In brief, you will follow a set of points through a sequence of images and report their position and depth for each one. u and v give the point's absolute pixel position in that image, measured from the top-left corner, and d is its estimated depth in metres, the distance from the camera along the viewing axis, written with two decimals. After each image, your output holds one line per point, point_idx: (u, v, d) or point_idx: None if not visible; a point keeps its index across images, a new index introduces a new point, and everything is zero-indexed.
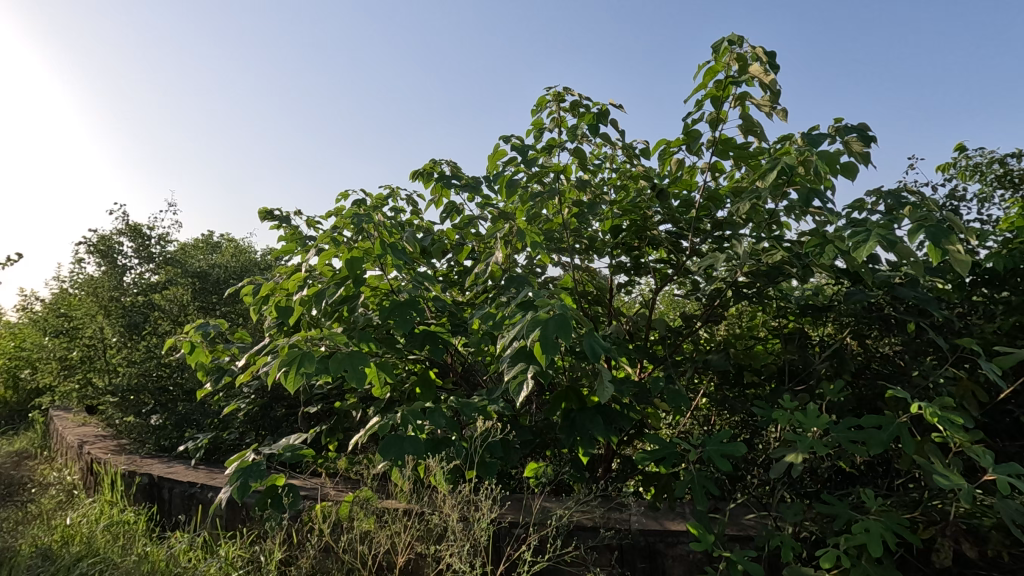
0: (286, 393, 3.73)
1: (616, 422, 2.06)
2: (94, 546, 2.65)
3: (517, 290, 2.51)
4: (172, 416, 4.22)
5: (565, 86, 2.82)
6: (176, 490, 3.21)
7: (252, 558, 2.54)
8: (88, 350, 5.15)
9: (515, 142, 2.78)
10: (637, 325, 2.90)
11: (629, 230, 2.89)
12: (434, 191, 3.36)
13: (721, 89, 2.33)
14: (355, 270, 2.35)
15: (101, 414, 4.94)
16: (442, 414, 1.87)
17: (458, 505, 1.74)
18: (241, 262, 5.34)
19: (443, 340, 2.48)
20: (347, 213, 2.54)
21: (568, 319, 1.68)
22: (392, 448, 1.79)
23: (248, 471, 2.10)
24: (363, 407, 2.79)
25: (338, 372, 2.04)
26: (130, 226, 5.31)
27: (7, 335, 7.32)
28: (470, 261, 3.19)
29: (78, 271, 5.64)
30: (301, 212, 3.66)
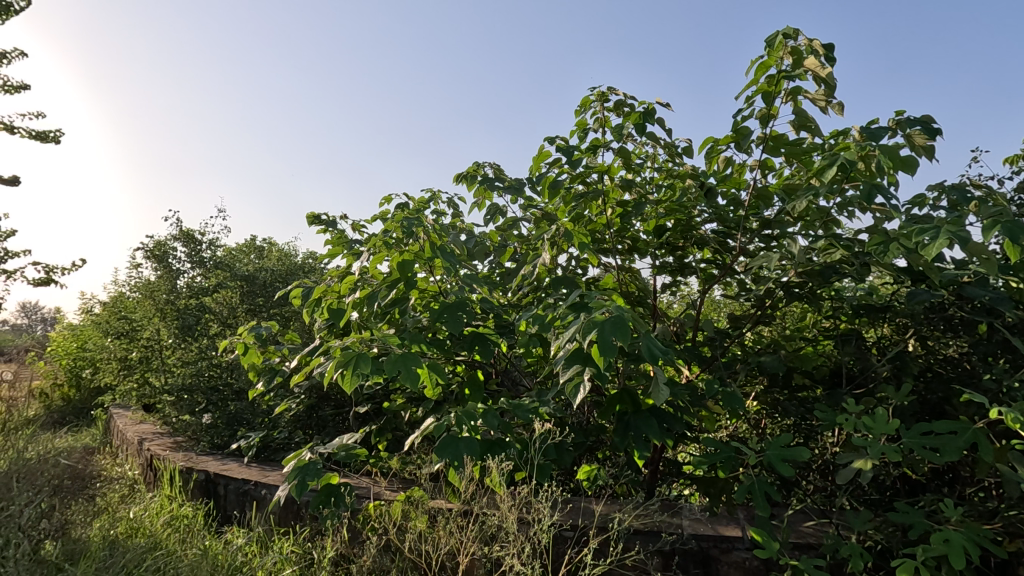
0: (333, 393, 3.82)
1: (670, 425, 2.03)
2: (161, 538, 2.77)
3: (565, 291, 2.51)
4: (225, 414, 4.37)
5: (609, 86, 2.81)
6: (231, 486, 3.32)
7: (307, 554, 2.60)
8: (146, 351, 5.41)
9: (559, 143, 2.78)
10: (684, 326, 2.86)
11: (674, 230, 2.85)
12: (477, 194, 3.38)
13: (774, 85, 2.27)
14: (406, 273, 2.39)
15: (158, 412, 5.16)
16: (496, 415, 1.88)
17: (517, 507, 1.74)
18: (286, 265, 5.47)
19: (491, 341, 2.49)
20: (396, 216, 2.59)
21: (625, 320, 1.66)
22: (448, 449, 1.80)
23: (306, 469, 2.15)
24: (411, 407, 2.83)
25: (393, 373, 2.08)
26: (183, 231, 5.53)
27: (70, 337, 7.73)
28: (512, 263, 3.20)
29: (135, 275, 5.92)
30: (346, 216, 3.75)
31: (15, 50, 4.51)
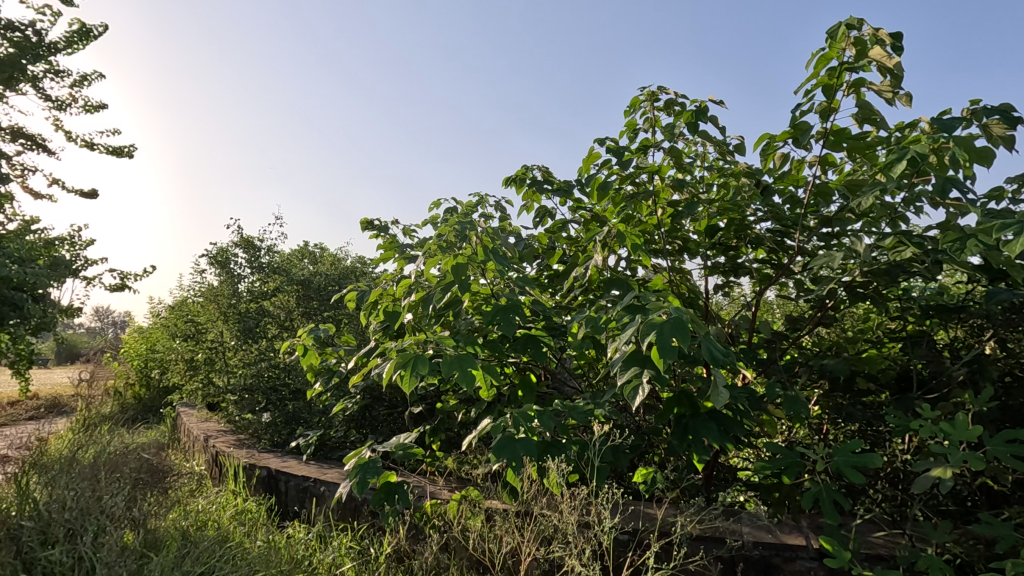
0: (386, 394, 3.92)
1: (731, 429, 1.98)
2: (230, 529, 2.92)
3: (619, 292, 2.49)
4: (284, 413, 4.56)
5: (659, 85, 2.78)
6: (292, 483, 3.45)
7: (365, 550, 2.68)
8: (211, 352, 5.71)
9: (609, 145, 2.76)
10: (739, 327, 2.79)
11: (728, 230, 2.78)
12: (526, 197, 3.40)
13: (835, 77, 2.19)
14: (461, 276, 2.43)
15: (222, 410, 5.43)
16: (552, 416, 1.88)
17: (577, 509, 1.74)
18: (339, 270, 5.64)
19: (544, 343, 2.50)
20: (449, 221, 2.64)
21: (684, 322, 1.64)
22: (505, 450, 1.82)
23: (366, 468, 2.21)
24: (464, 408, 2.88)
25: (449, 374, 2.12)
26: (244, 238, 5.79)
27: (141, 338, 8.24)
28: (561, 265, 3.21)
29: (200, 281, 6.25)
30: (398, 221, 3.84)
31: (94, 73, 4.83)
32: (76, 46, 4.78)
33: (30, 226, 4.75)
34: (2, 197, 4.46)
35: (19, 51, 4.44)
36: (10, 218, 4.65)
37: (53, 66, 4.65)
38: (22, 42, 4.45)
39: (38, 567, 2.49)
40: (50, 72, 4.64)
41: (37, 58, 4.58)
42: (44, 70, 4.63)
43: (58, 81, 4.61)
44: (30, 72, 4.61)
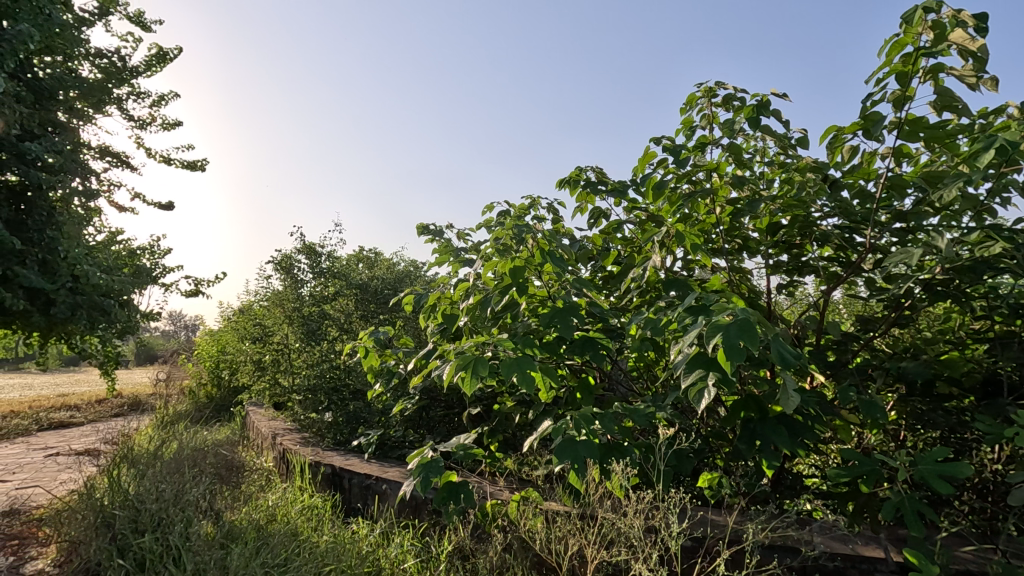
0: (443, 395, 4.00)
1: (802, 434, 1.91)
2: (300, 522, 3.06)
3: (678, 293, 2.43)
4: (345, 412, 4.73)
5: (717, 81, 2.71)
6: (355, 480, 3.57)
7: (428, 547, 2.74)
8: (278, 354, 5.99)
9: (665, 144, 2.72)
10: (806, 329, 2.68)
11: (792, 227, 2.67)
12: (580, 198, 3.39)
13: (910, 64, 2.07)
14: (518, 279, 2.45)
15: (287, 409, 5.69)
16: (614, 419, 1.87)
17: (642, 512, 1.72)
18: (395, 274, 5.81)
19: (601, 345, 2.48)
20: (505, 224, 2.66)
21: (752, 324, 1.60)
22: (567, 452, 1.82)
23: (429, 467, 2.26)
24: (522, 410, 2.91)
25: (508, 376, 2.14)
26: (306, 244, 6.04)
27: (212, 341, 8.73)
28: (616, 267, 3.17)
29: (266, 286, 6.57)
30: (452, 225, 3.91)
31: (171, 93, 5.17)
32: (155, 68, 5.13)
33: (116, 237, 5.13)
34: (92, 211, 4.84)
35: (106, 75, 4.81)
36: (99, 230, 5.04)
37: (135, 89, 5.01)
38: (108, 68, 4.83)
39: (131, 552, 2.70)
40: (132, 94, 5.00)
41: (121, 82, 4.95)
42: (127, 93, 4.99)
43: (139, 102, 4.95)
44: (115, 95, 4.98)
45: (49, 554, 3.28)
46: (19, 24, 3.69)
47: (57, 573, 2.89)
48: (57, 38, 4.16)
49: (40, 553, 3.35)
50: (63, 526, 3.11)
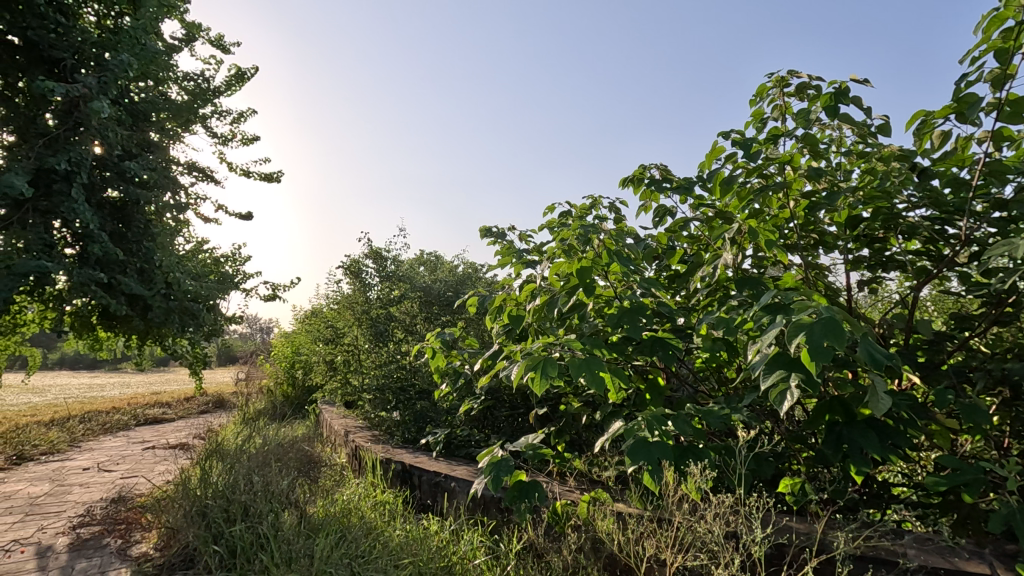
0: (507, 395, 4.05)
1: (893, 439, 1.81)
2: (374, 514, 3.19)
3: (752, 291, 2.34)
4: (412, 412, 4.88)
5: (789, 70, 2.60)
6: (425, 477, 3.68)
7: (498, 545, 2.79)
8: (348, 355, 6.25)
9: (735, 138, 2.64)
10: (893, 328, 2.52)
11: (876, 220, 2.52)
12: (643, 197, 3.34)
13: (1010, 40, 1.91)
14: (584, 279, 2.44)
15: (358, 408, 5.93)
16: (687, 420, 1.84)
17: (722, 517, 1.67)
18: (458, 277, 5.91)
19: (671, 345, 2.43)
20: (570, 225, 2.66)
21: (837, 323, 1.52)
22: (640, 453, 1.79)
23: (499, 465, 2.28)
24: (589, 411, 2.90)
25: (577, 376, 2.14)
26: (372, 249, 6.27)
27: (288, 342, 9.23)
28: (683, 265, 3.10)
29: (336, 289, 6.87)
30: (514, 227, 3.95)
31: (249, 109, 5.51)
32: (234, 87, 5.48)
33: (202, 247, 5.52)
34: (182, 223, 5.24)
35: (193, 96, 5.20)
36: (188, 240, 5.44)
37: (218, 107, 5.38)
38: (195, 89, 5.22)
39: (224, 539, 2.90)
40: (215, 112, 5.36)
41: (206, 101, 5.32)
42: (211, 112, 5.37)
43: (221, 120, 5.31)
44: (201, 114, 5.36)
45: (151, 539, 3.57)
46: (118, 54, 4.04)
47: (159, 555, 3.15)
48: (150, 65, 4.52)
49: (144, 537, 3.66)
50: (163, 513, 3.38)
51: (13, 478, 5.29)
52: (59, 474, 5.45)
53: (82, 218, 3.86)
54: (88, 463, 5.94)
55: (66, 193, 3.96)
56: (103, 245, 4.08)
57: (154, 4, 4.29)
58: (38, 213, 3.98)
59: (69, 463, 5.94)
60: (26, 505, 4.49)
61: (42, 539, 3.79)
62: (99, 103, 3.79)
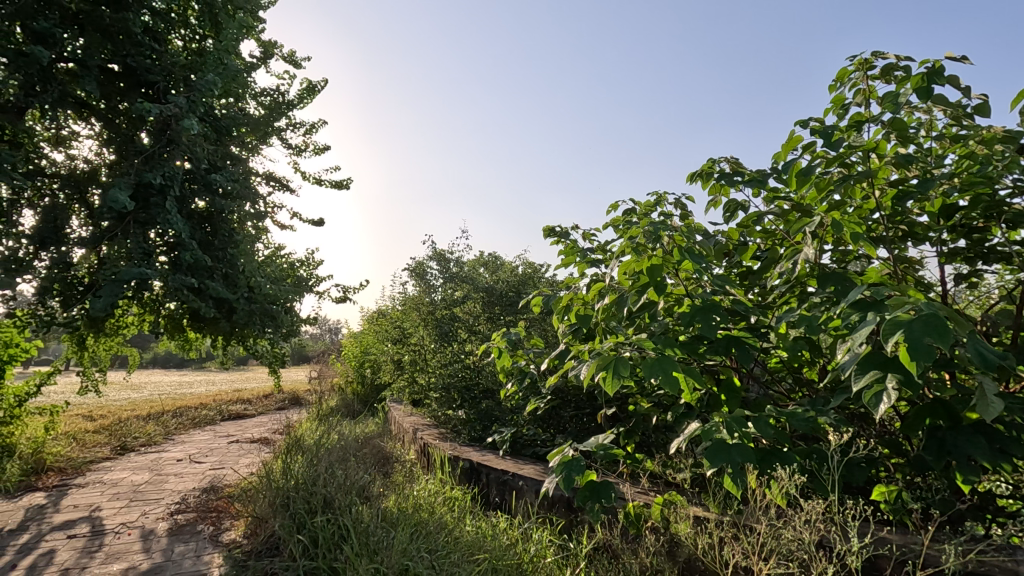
0: (574, 395, 4.03)
1: (1006, 446, 1.66)
2: (445, 510, 3.26)
3: (838, 287, 2.20)
4: (478, 411, 4.97)
5: (874, 51, 2.45)
6: (492, 475, 3.72)
7: (567, 545, 2.78)
8: (415, 354, 6.42)
9: (813, 125, 2.49)
10: (998, 326, 2.31)
11: (975, 209, 2.32)
12: (713, 191, 3.22)
13: None
14: (655, 277, 2.38)
15: (425, 406, 6.09)
16: (770, 423, 1.76)
17: (812, 525, 1.59)
18: (520, 277, 5.93)
19: (749, 345, 2.33)
20: (638, 222, 2.61)
21: (940, 320, 1.41)
22: (720, 456, 1.72)
23: (570, 465, 2.26)
24: (659, 412, 2.85)
25: (651, 376, 2.09)
26: (436, 251, 6.43)
27: (356, 342, 9.59)
28: (757, 262, 2.97)
29: (402, 291, 7.07)
30: (578, 227, 3.93)
31: (319, 120, 5.77)
32: (306, 100, 5.77)
33: (279, 252, 5.84)
34: (261, 231, 5.56)
35: (269, 111, 5.52)
36: (267, 246, 5.77)
37: (291, 119, 5.67)
38: (271, 104, 5.54)
39: (306, 528, 3.05)
40: (290, 125, 5.66)
41: (281, 115, 5.62)
42: (285, 124, 5.66)
43: (295, 132, 5.60)
44: (277, 127, 5.68)
45: (240, 527, 3.81)
46: (205, 74, 4.34)
47: (248, 543, 3.36)
48: (232, 83, 4.82)
49: (233, 526, 3.91)
50: (250, 503, 3.60)
51: (119, 467, 5.80)
52: (157, 465, 5.92)
53: (176, 228, 4.18)
54: (181, 454, 6.43)
55: (161, 206, 4.28)
56: (193, 252, 4.39)
57: (235, 25, 4.58)
58: (137, 225, 4.33)
59: (165, 454, 6.44)
60: (130, 492, 4.91)
61: (145, 523, 4.14)
62: (189, 121, 4.08)
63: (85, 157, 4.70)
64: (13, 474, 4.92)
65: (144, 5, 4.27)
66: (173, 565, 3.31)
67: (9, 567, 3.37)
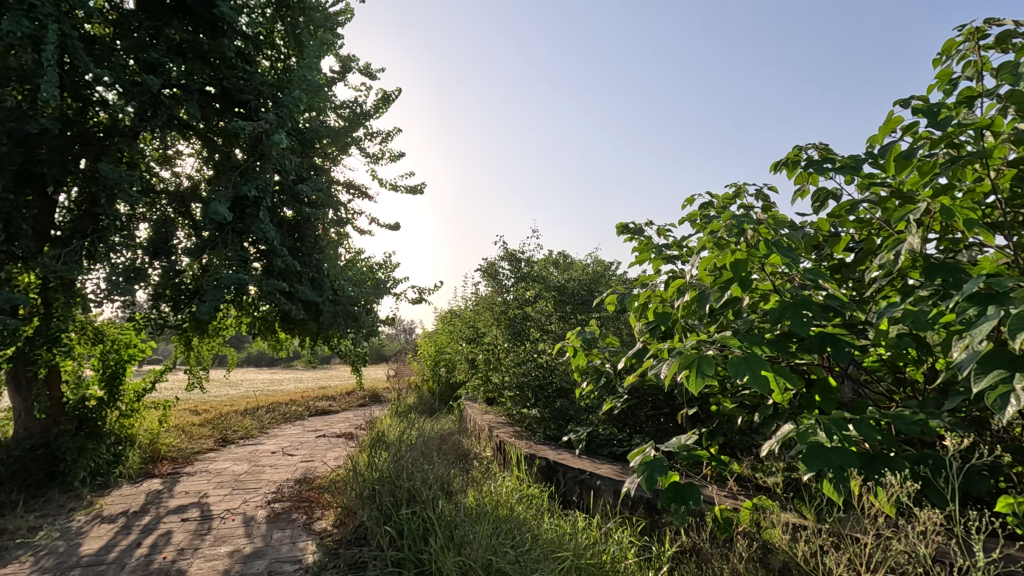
0: (651, 395, 3.94)
1: None
2: (523, 507, 3.29)
3: (949, 278, 2.01)
4: (553, 410, 4.98)
5: (987, 19, 2.22)
6: (569, 474, 3.72)
7: (649, 547, 2.73)
8: (488, 354, 6.53)
9: (916, 103, 2.29)
10: None
11: None
12: (799, 180, 3.04)
13: None
14: (740, 273, 2.27)
15: (500, 405, 6.17)
16: (874, 426, 1.64)
17: (929, 536, 1.47)
18: (591, 276, 5.87)
19: (846, 342, 2.18)
20: (720, 215, 2.50)
21: None
22: (818, 460, 1.63)
23: (652, 466, 2.20)
24: (745, 413, 2.73)
25: (738, 375, 2.00)
26: (508, 252, 6.49)
27: (431, 341, 9.88)
28: (851, 253, 2.77)
29: (475, 291, 7.20)
30: (652, 222, 3.85)
31: (394, 128, 6.00)
32: (382, 110, 6.01)
33: (359, 256, 6.12)
34: (343, 237, 5.85)
35: (348, 122, 5.80)
36: (348, 251, 6.07)
37: (368, 129, 5.94)
38: (350, 115, 5.82)
39: (393, 520, 3.19)
40: (367, 134, 5.93)
41: (359, 125, 5.90)
42: (363, 134, 5.93)
43: (372, 141, 5.85)
44: (355, 137, 5.96)
45: (330, 516, 4.04)
46: (291, 91, 4.63)
47: (338, 532, 3.56)
48: (314, 97, 5.11)
49: (323, 515, 4.15)
50: (339, 494, 3.80)
51: (222, 458, 6.31)
52: (255, 456, 6.40)
53: (269, 236, 4.49)
54: (275, 447, 6.89)
55: (255, 215, 4.62)
56: (284, 259, 4.70)
57: (317, 43, 4.85)
58: (235, 234, 4.69)
59: (261, 447, 6.94)
60: (232, 481, 5.34)
61: (246, 510, 4.48)
62: (279, 135, 4.38)
63: (188, 173, 5.15)
64: (134, 461, 5.48)
65: (237, 30, 4.63)
66: (273, 550, 3.55)
67: (134, 545, 3.75)
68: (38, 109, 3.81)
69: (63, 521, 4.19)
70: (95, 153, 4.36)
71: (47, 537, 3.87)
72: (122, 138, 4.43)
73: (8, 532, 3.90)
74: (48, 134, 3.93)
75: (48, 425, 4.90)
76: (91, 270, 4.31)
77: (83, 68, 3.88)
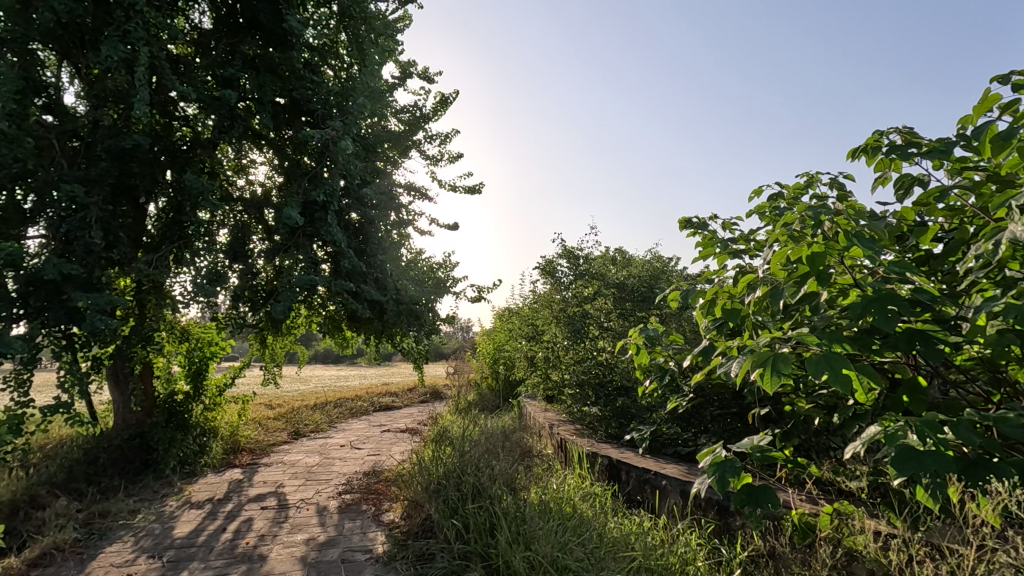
0: (718, 394, 3.82)
1: None
2: (586, 504, 3.28)
3: None
4: (615, 408, 4.92)
5: None
6: (633, 473, 3.67)
7: (720, 549, 2.66)
8: (547, 352, 6.53)
9: (1016, 78, 2.08)
10: None
11: None
12: (880, 166, 2.84)
13: None
14: (818, 266, 2.15)
15: (560, 402, 6.16)
16: (973, 428, 1.52)
17: None
18: (652, 272, 5.74)
19: (937, 338, 2.03)
20: (793, 206, 2.38)
21: None
22: (909, 464, 1.53)
23: (723, 466, 2.12)
24: (822, 413, 2.59)
25: (816, 374, 1.90)
26: (566, 249, 6.46)
27: (490, 338, 9.99)
28: (940, 243, 2.57)
29: (533, 289, 7.21)
30: (717, 216, 3.72)
31: (452, 130, 6.11)
32: (440, 112, 6.12)
33: (421, 256, 6.28)
34: (405, 237, 6.02)
35: (408, 126, 5.94)
36: (410, 251, 6.24)
37: (427, 132, 6.07)
38: (410, 119, 5.96)
39: (459, 514, 3.26)
40: (426, 137, 6.06)
41: (419, 128, 6.04)
42: (423, 137, 6.07)
43: (431, 143, 5.98)
44: (415, 140, 6.11)
45: (397, 509, 4.18)
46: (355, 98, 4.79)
47: (406, 523, 3.68)
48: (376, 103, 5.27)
49: (391, 507, 4.30)
50: (406, 487, 3.92)
51: (295, 450, 6.66)
52: (325, 449, 6.70)
53: (336, 238, 4.68)
54: (343, 441, 7.19)
55: (324, 219, 4.82)
56: (351, 260, 4.88)
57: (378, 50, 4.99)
58: (306, 237, 4.91)
59: (330, 440, 7.27)
60: (305, 472, 5.62)
61: (319, 500, 4.71)
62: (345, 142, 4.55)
63: (262, 181, 5.44)
64: (218, 452, 5.87)
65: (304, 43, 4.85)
66: (345, 539, 3.71)
67: (220, 530, 4.02)
68: (132, 126, 4.13)
69: (158, 506, 4.54)
70: (180, 165, 4.69)
71: (145, 520, 4.21)
72: (203, 149, 4.73)
73: (113, 514, 4.27)
74: (140, 148, 4.26)
75: (142, 417, 5.35)
76: (178, 273, 4.64)
77: (170, 87, 4.19)
